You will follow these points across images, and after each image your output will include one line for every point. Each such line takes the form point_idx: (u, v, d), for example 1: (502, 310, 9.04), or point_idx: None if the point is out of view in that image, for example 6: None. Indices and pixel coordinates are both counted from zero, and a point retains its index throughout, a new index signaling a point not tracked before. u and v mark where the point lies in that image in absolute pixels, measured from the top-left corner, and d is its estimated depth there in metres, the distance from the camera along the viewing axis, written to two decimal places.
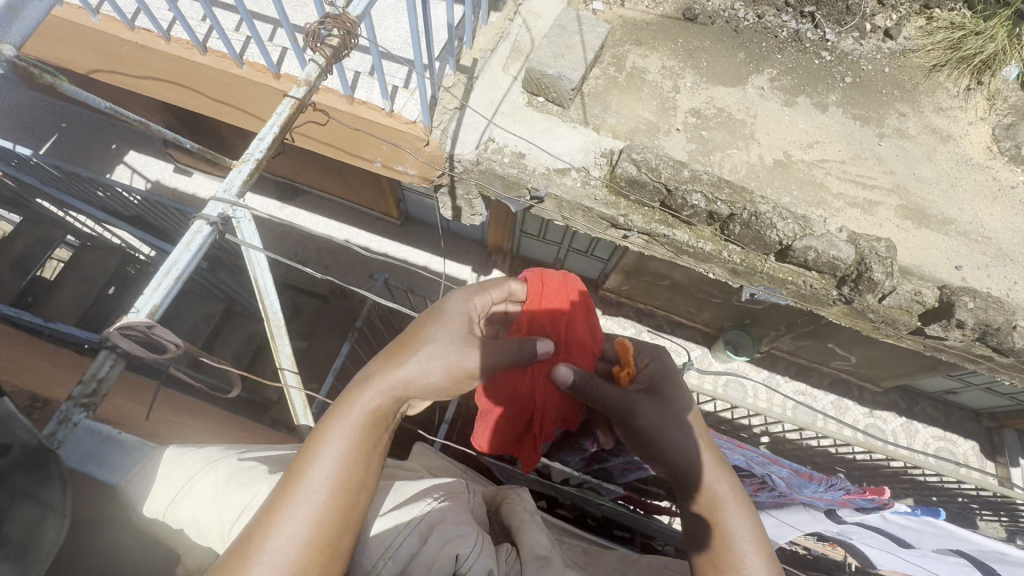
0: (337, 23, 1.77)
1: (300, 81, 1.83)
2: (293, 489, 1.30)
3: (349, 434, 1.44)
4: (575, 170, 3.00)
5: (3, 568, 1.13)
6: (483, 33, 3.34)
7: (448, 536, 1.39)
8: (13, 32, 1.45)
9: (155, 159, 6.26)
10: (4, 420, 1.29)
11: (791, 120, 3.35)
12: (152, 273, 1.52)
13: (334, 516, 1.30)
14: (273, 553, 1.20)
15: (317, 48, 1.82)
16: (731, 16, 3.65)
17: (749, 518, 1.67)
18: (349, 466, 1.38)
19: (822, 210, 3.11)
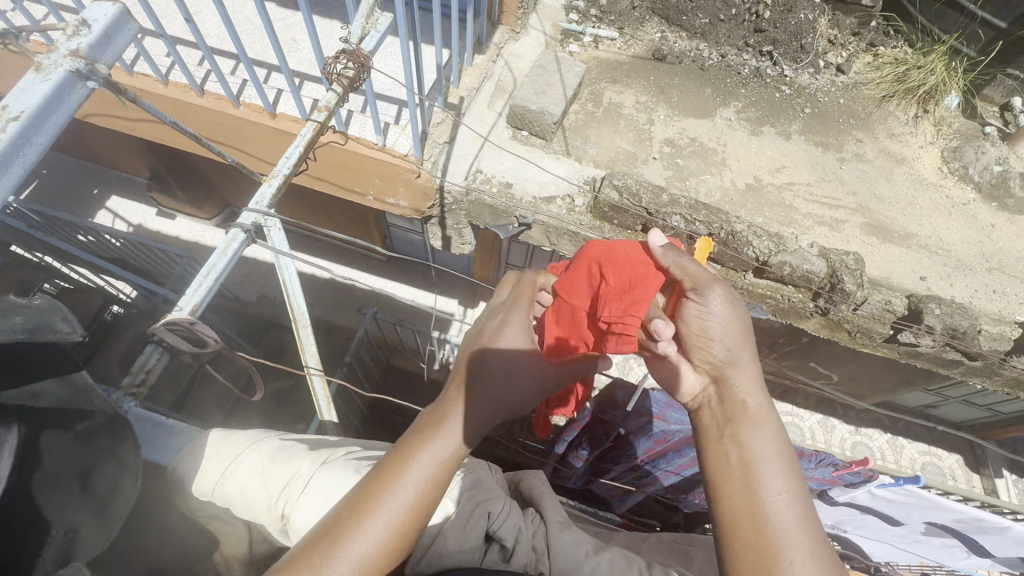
0: (351, 57, 1.89)
1: (320, 107, 1.92)
2: (383, 487, 1.36)
3: (445, 446, 1.49)
4: (560, 198, 3.15)
5: (85, 525, 1.21)
6: (468, 74, 3.55)
7: (478, 499, 1.52)
8: (106, 55, 1.59)
9: (139, 204, 6.30)
10: (82, 390, 1.34)
11: (758, 147, 3.60)
12: (195, 275, 1.61)
13: (417, 517, 1.35)
14: (359, 546, 1.27)
15: (333, 79, 1.91)
16: (697, 55, 3.97)
17: (778, 437, 1.56)
18: (439, 475, 1.44)
19: (793, 228, 3.31)
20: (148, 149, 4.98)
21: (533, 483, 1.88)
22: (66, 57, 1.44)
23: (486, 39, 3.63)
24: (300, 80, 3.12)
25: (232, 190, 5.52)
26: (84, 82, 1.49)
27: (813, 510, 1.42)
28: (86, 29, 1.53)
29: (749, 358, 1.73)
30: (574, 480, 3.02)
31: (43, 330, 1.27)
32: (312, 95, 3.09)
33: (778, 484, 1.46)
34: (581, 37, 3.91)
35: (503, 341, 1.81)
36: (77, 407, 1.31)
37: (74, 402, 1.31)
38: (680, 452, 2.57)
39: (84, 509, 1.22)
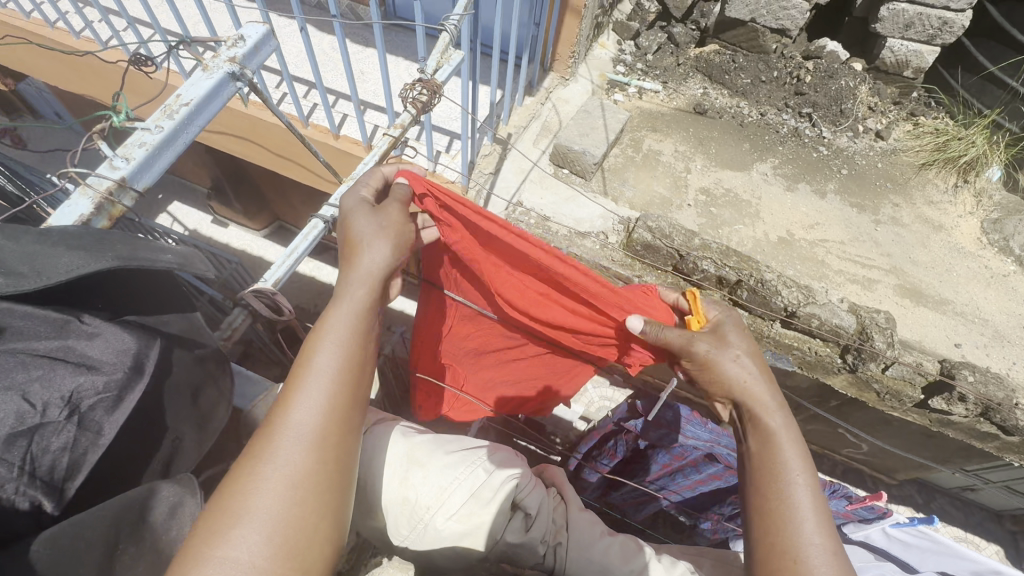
0: (427, 85, 2.07)
1: (395, 125, 2.11)
2: (304, 366, 1.38)
3: (349, 317, 1.52)
4: (594, 233, 3.27)
5: (187, 437, 1.58)
6: (518, 113, 3.76)
7: (508, 467, 1.55)
8: (253, 63, 1.88)
9: (197, 211, 6.74)
10: (196, 328, 1.72)
11: (792, 203, 3.67)
12: (278, 253, 1.80)
13: (345, 388, 1.38)
14: (296, 422, 1.28)
15: (409, 102, 2.10)
16: (737, 112, 4.14)
17: (801, 453, 1.54)
18: (353, 344, 1.46)
19: (823, 282, 3.34)
20: (214, 160, 5.38)
21: (553, 471, 1.89)
22: (226, 61, 1.78)
23: (537, 83, 3.87)
24: (365, 108, 3.40)
25: (284, 205, 5.87)
26: (234, 83, 1.83)
27: (828, 516, 1.41)
28: (242, 42, 1.82)
29: (761, 382, 1.69)
30: (591, 494, 2.92)
31: (191, 269, 1.49)
32: (374, 122, 3.36)
33: (795, 492, 1.43)
34: (626, 88, 4.14)
35: (351, 206, 1.79)
36: (197, 338, 1.70)
37: (192, 333, 1.69)
38: (697, 467, 2.56)
39: (192, 419, 1.60)
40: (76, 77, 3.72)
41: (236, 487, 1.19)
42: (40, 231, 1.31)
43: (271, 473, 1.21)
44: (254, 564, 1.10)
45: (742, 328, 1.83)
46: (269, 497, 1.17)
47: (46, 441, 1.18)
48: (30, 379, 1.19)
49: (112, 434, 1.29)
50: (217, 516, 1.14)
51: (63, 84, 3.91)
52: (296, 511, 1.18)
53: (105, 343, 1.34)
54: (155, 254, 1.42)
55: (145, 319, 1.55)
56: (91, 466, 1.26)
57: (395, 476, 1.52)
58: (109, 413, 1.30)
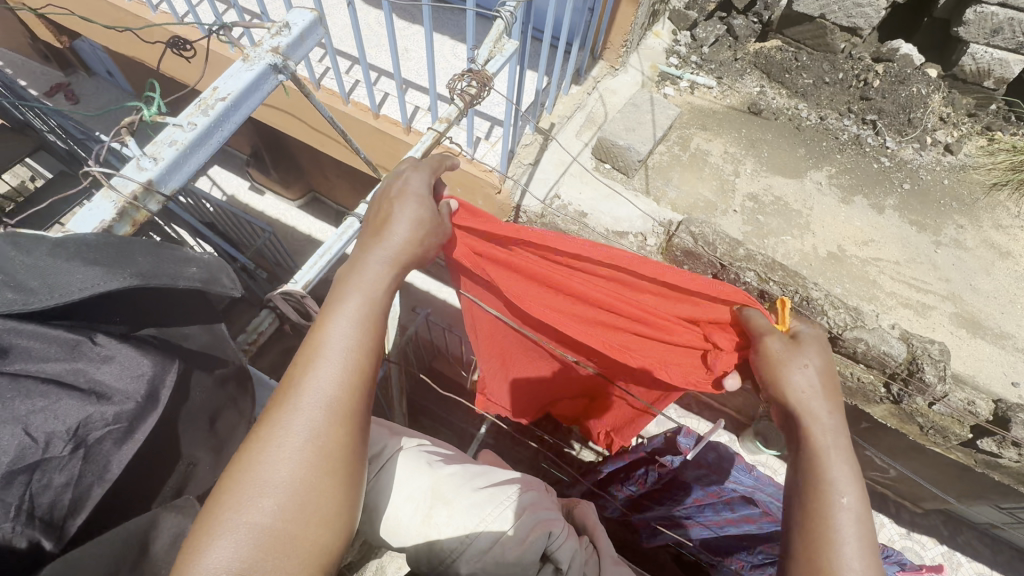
0: (476, 76, 1.98)
1: (442, 119, 2.02)
2: (322, 337, 1.37)
3: (367, 289, 1.50)
4: (633, 234, 3.14)
5: (203, 461, 1.66)
6: (563, 102, 3.62)
7: (539, 517, 1.36)
8: (297, 53, 1.89)
9: (236, 176, 6.82)
10: (219, 340, 1.74)
11: (846, 217, 3.45)
12: (312, 252, 1.76)
13: (364, 361, 1.37)
14: (313, 394, 1.28)
15: (456, 95, 2.01)
16: (795, 114, 3.90)
17: (856, 477, 1.46)
18: (369, 317, 1.45)
19: (873, 305, 3.14)
20: (255, 129, 5.41)
21: (583, 511, 1.69)
22: (268, 52, 1.76)
23: (585, 71, 3.70)
24: (407, 88, 3.32)
25: (320, 178, 5.88)
26: (276, 75, 1.83)
27: (875, 547, 1.36)
28: (287, 30, 1.83)
29: (827, 400, 1.62)
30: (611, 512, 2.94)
31: (213, 285, 1.48)
32: (415, 103, 3.29)
33: (845, 517, 1.38)
34: (678, 81, 3.94)
35: (407, 184, 1.69)
36: (219, 355, 1.73)
37: (211, 349, 1.71)
38: (729, 505, 2.58)
39: (207, 445, 1.67)
40: (127, 40, 3.75)
41: (254, 455, 1.19)
42: (54, 240, 1.28)
43: (289, 444, 1.20)
44: (277, 531, 1.11)
45: (825, 343, 1.77)
46: (289, 467, 1.18)
47: (48, 477, 1.22)
48: (33, 411, 1.21)
49: (118, 468, 1.34)
50: (235, 482, 1.16)
51: (115, 47, 3.95)
52: (316, 482, 1.19)
53: (118, 371, 1.35)
54: (177, 274, 1.39)
55: (164, 334, 1.56)
56: (95, 500, 1.32)
57: (418, 511, 1.38)
58: (117, 445, 1.34)
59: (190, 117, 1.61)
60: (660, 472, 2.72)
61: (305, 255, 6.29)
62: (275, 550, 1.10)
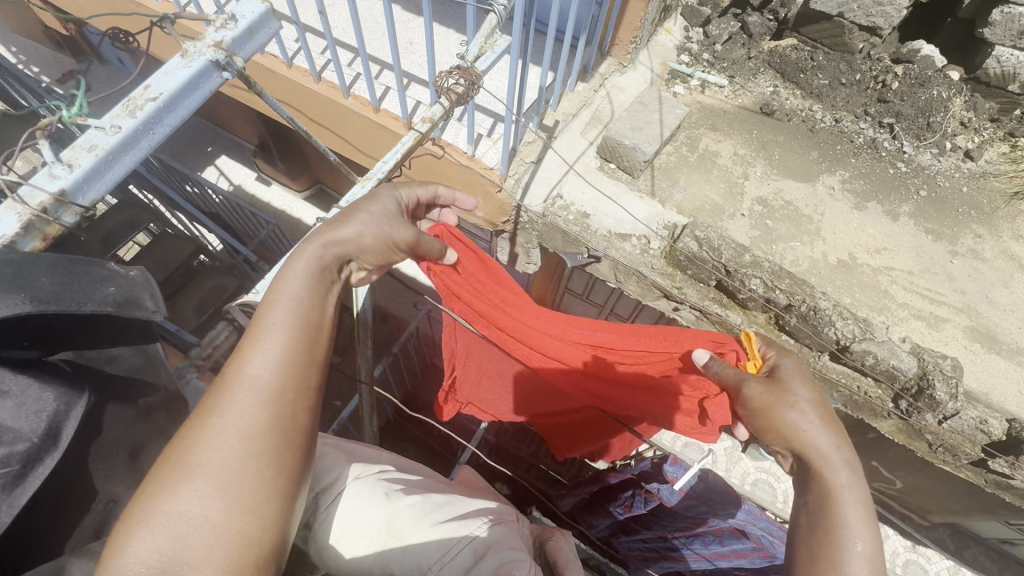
0: (464, 74, 1.91)
1: (425, 118, 1.95)
2: (260, 323, 1.35)
3: (310, 276, 1.50)
4: (635, 238, 3.06)
5: (124, 494, 1.59)
6: (568, 99, 3.53)
7: (502, 558, 1.20)
8: (245, 48, 1.85)
9: (242, 167, 6.80)
10: (154, 363, 1.73)
11: (859, 223, 3.34)
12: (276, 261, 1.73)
13: (302, 344, 1.36)
14: (249, 378, 1.25)
15: (442, 93, 1.94)
16: (809, 116, 3.78)
17: (870, 522, 1.45)
18: (311, 303, 1.45)
19: (883, 316, 3.04)
20: (260, 120, 5.37)
21: (558, 546, 1.50)
22: (209, 48, 1.72)
23: (592, 68, 3.61)
24: (409, 82, 3.26)
25: (326, 170, 5.84)
26: (221, 72, 1.78)
27: None
28: (232, 24, 1.80)
29: (828, 441, 1.65)
30: (600, 531, 2.94)
31: (132, 306, 1.43)
32: (416, 97, 3.22)
33: (856, 558, 1.36)
34: (688, 80, 3.83)
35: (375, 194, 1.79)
36: (149, 381, 1.70)
37: (142, 373, 1.68)
38: (720, 539, 2.37)
39: (129, 481, 1.61)
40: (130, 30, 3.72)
41: (183, 443, 1.15)
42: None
43: (221, 429, 1.17)
44: (200, 519, 1.06)
45: (807, 373, 1.85)
46: (221, 453, 1.14)
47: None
48: None
49: (12, 514, 1.23)
50: (164, 471, 1.11)
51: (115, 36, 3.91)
52: (250, 467, 1.15)
53: (15, 410, 1.27)
54: (87, 296, 1.33)
55: (80, 358, 1.51)
56: None
57: (371, 547, 1.24)
58: (9, 491, 1.23)
59: (116, 120, 1.56)
60: (647, 498, 2.40)
61: None
62: (205, 539, 1.05)
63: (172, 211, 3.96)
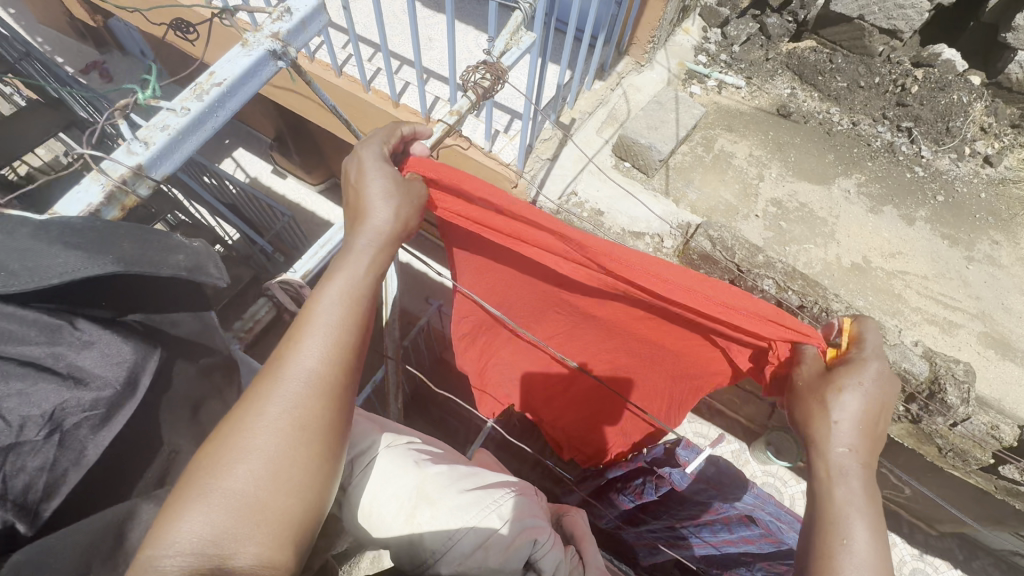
0: (490, 69, 1.96)
1: (453, 112, 1.99)
2: (309, 314, 1.37)
3: (358, 271, 1.50)
4: (649, 236, 3.09)
5: (186, 448, 1.52)
6: (585, 97, 3.56)
7: (526, 524, 1.24)
8: (297, 39, 1.90)
9: (259, 159, 6.90)
10: (207, 328, 1.72)
11: (874, 227, 3.34)
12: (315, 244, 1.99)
13: (350, 337, 1.36)
14: (301, 368, 1.27)
15: (469, 87, 1.98)
16: (826, 118, 3.77)
17: (876, 532, 1.39)
18: (358, 298, 1.45)
19: (896, 320, 3.03)
20: (279, 113, 5.46)
21: (573, 520, 1.56)
22: (267, 38, 1.78)
23: (609, 67, 3.62)
24: (428, 77, 3.31)
25: (342, 164, 5.92)
26: (276, 61, 1.84)
27: None
28: (287, 15, 1.86)
29: (854, 445, 1.50)
30: (607, 522, 2.91)
31: (198, 273, 1.46)
32: (435, 93, 3.26)
33: (855, 568, 1.32)
34: (705, 80, 3.85)
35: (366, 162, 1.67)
36: (206, 343, 1.71)
37: (200, 337, 1.69)
38: (727, 526, 2.39)
39: (192, 434, 1.53)
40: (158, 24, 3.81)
41: (234, 424, 1.18)
42: (41, 226, 1.30)
43: (270, 413, 1.19)
44: (253, 498, 1.09)
45: (877, 369, 1.54)
46: (269, 435, 1.16)
47: (21, 461, 1.17)
48: (9, 394, 1.18)
49: (95, 454, 1.28)
50: (215, 449, 1.14)
51: (144, 24, 3.99)
52: (295, 452, 1.16)
53: (98, 356, 1.30)
54: (161, 262, 1.38)
55: (150, 320, 1.55)
56: (71, 486, 1.25)
57: (402, 510, 1.26)
58: (94, 432, 1.29)
59: (185, 103, 1.65)
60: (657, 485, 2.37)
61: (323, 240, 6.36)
62: (249, 517, 1.07)
63: (190, 201, 4.02)
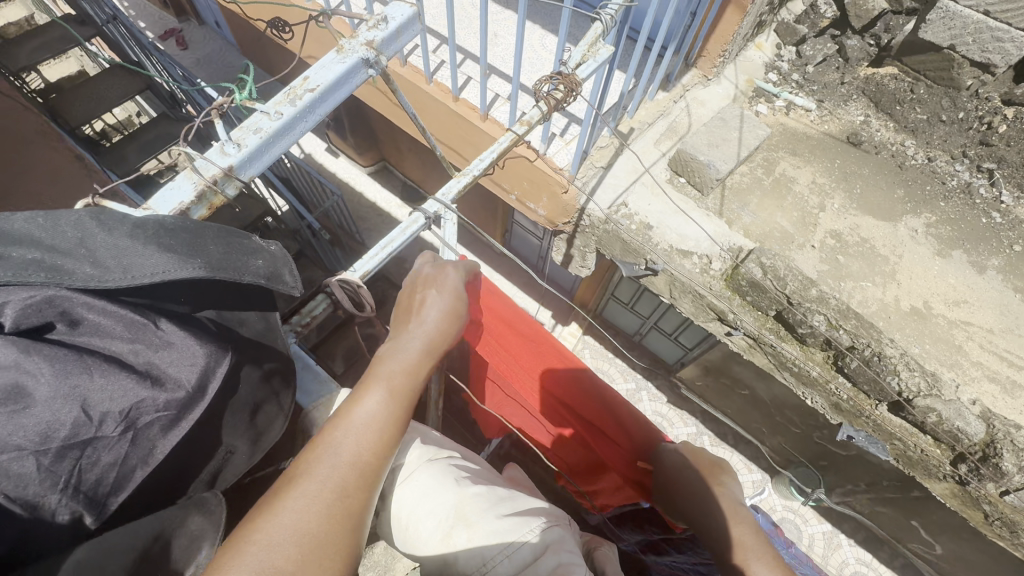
0: (565, 80, 1.95)
1: (522, 121, 2.01)
2: (361, 395, 1.33)
3: (405, 363, 1.48)
4: (697, 256, 3.00)
5: (240, 450, 1.47)
6: (646, 107, 3.49)
7: (562, 559, 1.15)
8: (390, 47, 1.92)
9: (315, 137, 7.09)
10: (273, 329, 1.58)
11: (940, 272, 3.14)
12: (374, 244, 1.85)
13: (396, 428, 1.31)
14: (347, 450, 1.22)
15: (542, 97, 1.97)
16: (899, 150, 3.58)
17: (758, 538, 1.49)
18: (405, 387, 1.41)
19: (954, 373, 2.85)
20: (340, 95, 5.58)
21: (606, 554, 1.47)
22: (361, 47, 1.82)
23: (674, 77, 3.54)
24: (490, 73, 3.30)
25: (393, 150, 6.00)
26: (367, 69, 1.89)
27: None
28: (383, 24, 1.88)
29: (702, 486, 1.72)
30: None
31: (277, 280, 1.43)
32: (495, 90, 3.25)
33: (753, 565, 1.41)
34: (773, 100, 3.71)
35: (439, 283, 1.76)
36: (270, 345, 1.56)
37: (263, 339, 1.55)
38: None
39: (246, 435, 1.48)
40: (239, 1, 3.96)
41: (277, 504, 1.08)
42: (135, 221, 1.22)
43: (315, 498, 1.12)
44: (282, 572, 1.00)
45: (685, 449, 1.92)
46: (312, 520, 1.08)
47: (96, 456, 1.08)
48: (94, 386, 1.05)
49: (163, 455, 1.19)
50: (253, 529, 1.04)
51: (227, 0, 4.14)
52: (335, 541, 1.09)
53: (177, 357, 1.19)
54: (245, 267, 1.34)
55: (222, 317, 1.45)
56: (137, 483, 1.17)
57: (439, 528, 1.27)
58: (164, 432, 1.19)
59: (280, 106, 1.69)
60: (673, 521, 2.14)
61: (366, 221, 6.48)
62: None
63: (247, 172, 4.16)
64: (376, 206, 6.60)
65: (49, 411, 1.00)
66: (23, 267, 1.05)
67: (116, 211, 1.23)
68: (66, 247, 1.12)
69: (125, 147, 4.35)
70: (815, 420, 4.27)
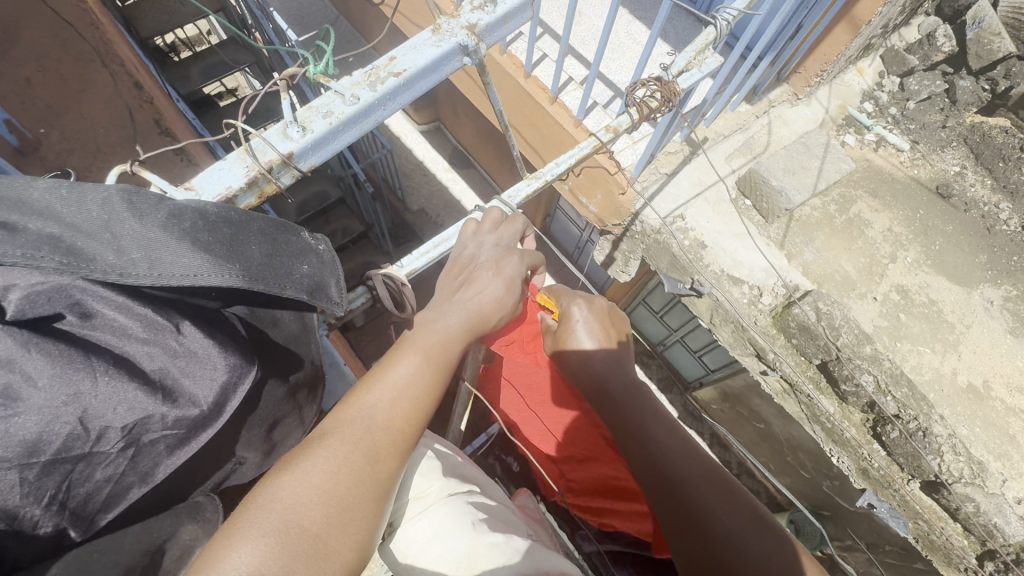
0: (664, 87, 1.85)
1: (610, 127, 1.90)
2: (394, 361, 1.30)
3: (440, 332, 1.42)
4: (749, 285, 2.83)
5: (249, 462, 1.48)
6: (725, 118, 3.26)
7: None
8: (493, 35, 1.82)
9: None
10: (308, 331, 1.53)
11: (1008, 353, 2.89)
12: (423, 242, 1.82)
13: (424, 398, 1.26)
14: (366, 412, 1.18)
15: (635, 103, 1.87)
16: (991, 212, 3.27)
17: (725, 493, 1.39)
18: (440, 359, 1.35)
19: (1001, 463, 2.65)
20: None
21: None
22: (462, 31, 1.71)
23: (762, 90, 3.29)
24: (568, 54, 3.13)
25: (450, 112, 5.86)
26: (463, 57, 1.80)
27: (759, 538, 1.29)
28: (491, 8, 1.76)
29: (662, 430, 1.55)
30: None
31: (320, 295, 1.35)
32: (570, 73, 3.09)
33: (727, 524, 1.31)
34: (864, 132, 3.42)
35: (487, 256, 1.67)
36: (296, 349, 1.52)
37: (296, 343, 1.51)
38: None
39: (260, 449, 1.48)
40: None
41: (299, 463, 1.06)
42: (171, 207, 1.16)
43: (343, 458, 1.08)
44: (303, 530, 0.97)
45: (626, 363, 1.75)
46: (338, 480, 1.05)
47: (90, 471, 1.08)
48: (96, 395, 1.03)
49: (163, 474, 1.20)
50: (272, 486, 1.02)
51: None
52: (358, 506, 1.05)
53: (194, 371, 1.16)
54: (286, 277, 1.27)
55: (254, 317, 1.42)
56: (132, 498, 1.18)
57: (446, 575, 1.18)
58: (169, 451, 1.19)
59: (356, 91, 1.61)
60: None
61: (411, 180, 6.44)
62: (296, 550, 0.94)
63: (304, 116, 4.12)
64: (423, 164, 6.52)
65: (39, 417, 0.97)
66: (40, 244, 0.99)
67: (150, 193, 1.16)
68: (90, 228, 1.05)
69: (190, 69, 4.36)
70: (828, 470, 4.08)
